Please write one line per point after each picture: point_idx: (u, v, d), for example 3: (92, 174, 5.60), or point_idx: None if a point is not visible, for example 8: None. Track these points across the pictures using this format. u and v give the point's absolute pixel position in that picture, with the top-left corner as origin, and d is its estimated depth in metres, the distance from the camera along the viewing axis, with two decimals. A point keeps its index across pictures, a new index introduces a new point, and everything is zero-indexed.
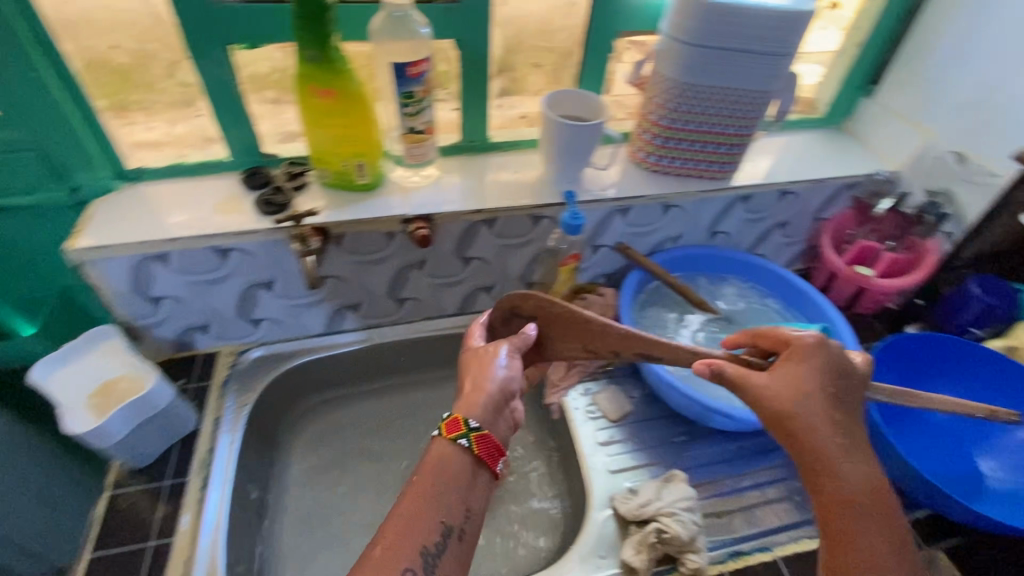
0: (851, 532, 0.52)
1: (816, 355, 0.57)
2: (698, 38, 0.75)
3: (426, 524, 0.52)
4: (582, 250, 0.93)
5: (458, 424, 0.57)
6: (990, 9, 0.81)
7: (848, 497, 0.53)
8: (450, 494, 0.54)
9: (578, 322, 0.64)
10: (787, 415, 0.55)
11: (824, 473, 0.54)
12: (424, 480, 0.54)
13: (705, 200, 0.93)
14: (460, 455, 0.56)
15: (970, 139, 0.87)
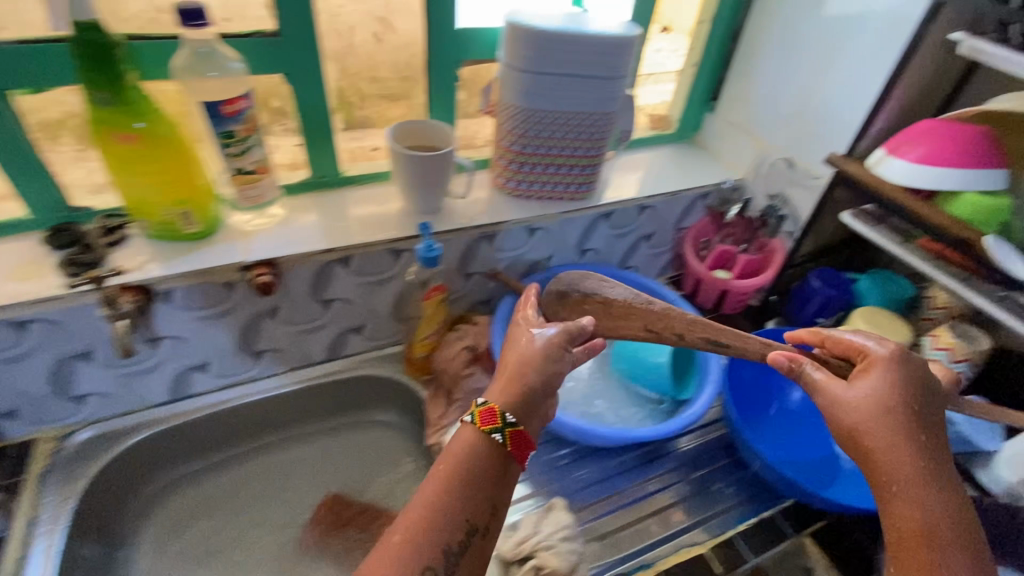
0: (925, 553, 0.48)
1: (899, 366, 0.57)
2: (532, 66, 0.76)
3: (444, 516, 0.49)
4: (452, 280, 0.90)
5: (491, 414, 0.54)
6: (792, 32, 0.91)
7: (924, 515, 0.50)
8: (478, 481, 0.52)
9: (637, 305, 0.69)
10: (858, 430, 0.54)
11: (897, 492, 0.51)
12: (448, 467, 0.52)
13: (569, 221, 0.94)
14: (484, 443, 0.53)
15: (796, 147, 0.95)
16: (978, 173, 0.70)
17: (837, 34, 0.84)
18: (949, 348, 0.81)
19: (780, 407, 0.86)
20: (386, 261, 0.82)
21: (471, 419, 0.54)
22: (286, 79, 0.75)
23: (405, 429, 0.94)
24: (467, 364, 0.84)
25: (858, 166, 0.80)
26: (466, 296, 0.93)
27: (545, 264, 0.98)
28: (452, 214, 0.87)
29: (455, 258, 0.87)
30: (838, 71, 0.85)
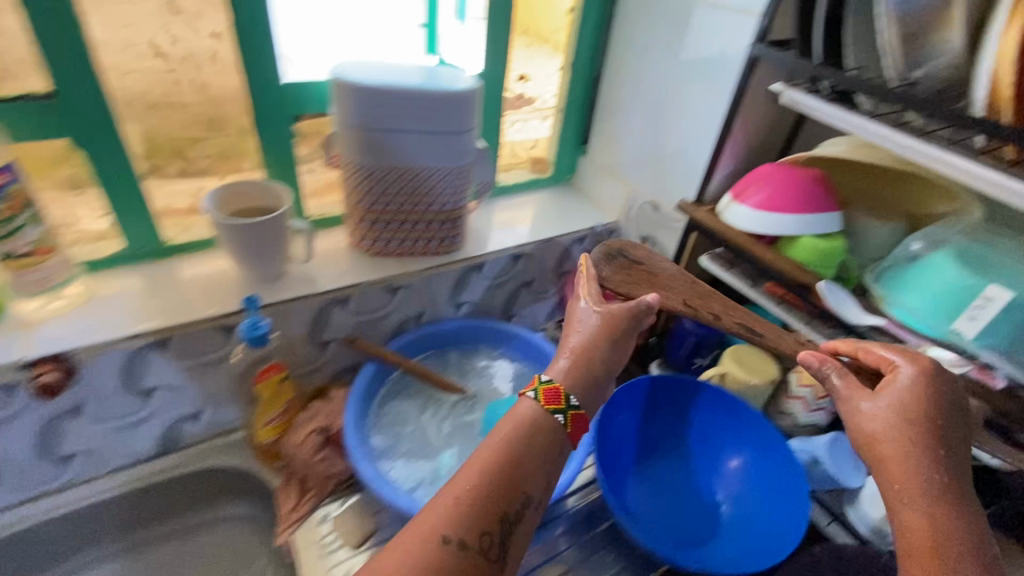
0: (937, 564, 0.48)
1: (930, 381, 0.55)
2: (363, 121, 0.70)
3: (477, 503, 0.46)
4: (304, 352, 0.81)
5: (557, 394, 0.53)
6: (643, 79, 0.93)
7: (935, 528, 0.50)
8: (522, 468, 0.49)
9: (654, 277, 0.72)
10: (876, 439, 0.54)
11: (925, 494, 0.51)
12: (507, 444, 0.49)
13: (435, 276, 0.88)
14: (536, 419, 0.51)
15: (660, 190, 0.96)
16: (807, 218, 0.71)
17: (682, 81, 0.86)
18: (811, 385, 0.83)
19: (656, 461, 0.84)
20: (217, 338, 0.73)
21: (535, 395, 0.53)
22: (76, 144, 0.66)
23: (263, 521, 0.84)
24: (319, 449, 0.75)
25: (707, 214, 0.80)
26: (326, 366, 0.84)
27: (416, 322, 0.90)
28: (297, 279, 0.79)
29: (302, 328, 0.79)
30: (684, 117, 0.87)
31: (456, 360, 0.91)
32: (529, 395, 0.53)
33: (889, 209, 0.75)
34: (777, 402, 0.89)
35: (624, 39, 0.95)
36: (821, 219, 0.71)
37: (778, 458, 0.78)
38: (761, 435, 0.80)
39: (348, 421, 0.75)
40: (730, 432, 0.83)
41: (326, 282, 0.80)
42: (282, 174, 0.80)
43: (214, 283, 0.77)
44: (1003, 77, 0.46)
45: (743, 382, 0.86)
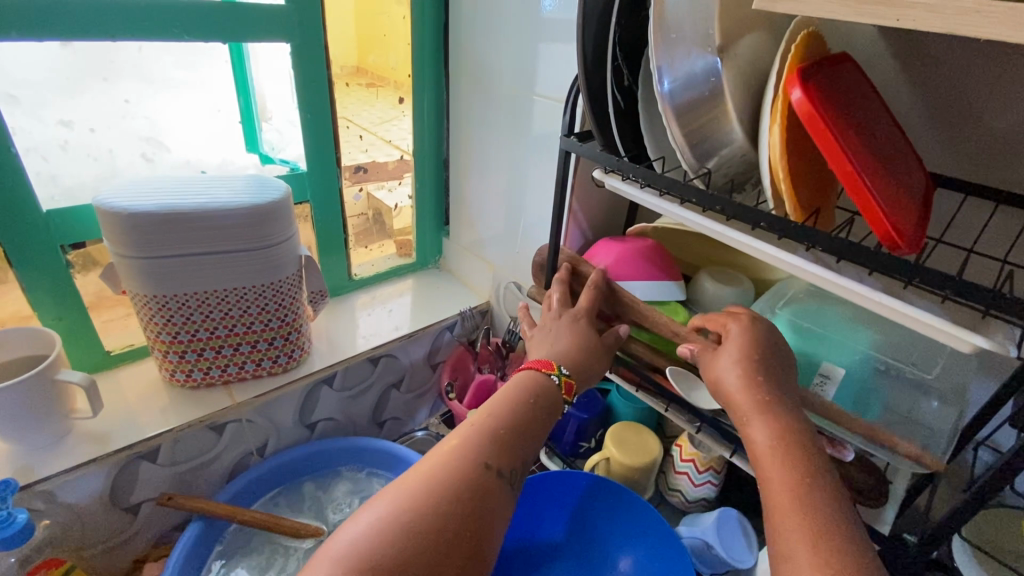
0: (784, 466, 0.43)
1: (753, 328, 0.54)
2: (146, 249, 0.61)
3: (508, 436, 0.48)
4: (105, 523, 0.66)
5: (570, 389, 0.56)
6: (485, 161, 0.91)
7: (777, 435, 0.46)
8: (539, 422, 0.51)
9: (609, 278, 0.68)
10: (720, 378, 0.51)
11: (760, 408, 0.47)
12: (529, 399, 0.52)
13: (275, 401, 0.76)
14: (552, 401, 0.54)
15: (519, 270, 0.93)
16: (635, 286, 0.71)
17: (520, 161, 0.85)
18: (693, 458, 0.80)
19: (545, 569, 0.76)
20: None
21: (557, 381, 0.55)
22: None
23: None
24: None
25: None
26: (140, 532, 0.70)
27: (259, 455, 0.79)
28: (86, 436, 0.65)
29: (96, 496, 0.64)
30: (529, 197, 0.85)
31: (313, 493, 0.79)
32: (553, 379, 0.55)
33: (731, 272, 0.76)
34: (667, 479, 0.85)
35: (461, 122, 0.93)
36: (655, 284, 0.71)
37: (666, 539, 0.73)
38: (644, 516, 0.75)
39: None
40: (616, 513, 0.77)
41: (123, 435, 0.66)
42: (58, 310, 0.68)
43: None
44: (777, 172, 0.46)
45: (625, 465, 0.81)
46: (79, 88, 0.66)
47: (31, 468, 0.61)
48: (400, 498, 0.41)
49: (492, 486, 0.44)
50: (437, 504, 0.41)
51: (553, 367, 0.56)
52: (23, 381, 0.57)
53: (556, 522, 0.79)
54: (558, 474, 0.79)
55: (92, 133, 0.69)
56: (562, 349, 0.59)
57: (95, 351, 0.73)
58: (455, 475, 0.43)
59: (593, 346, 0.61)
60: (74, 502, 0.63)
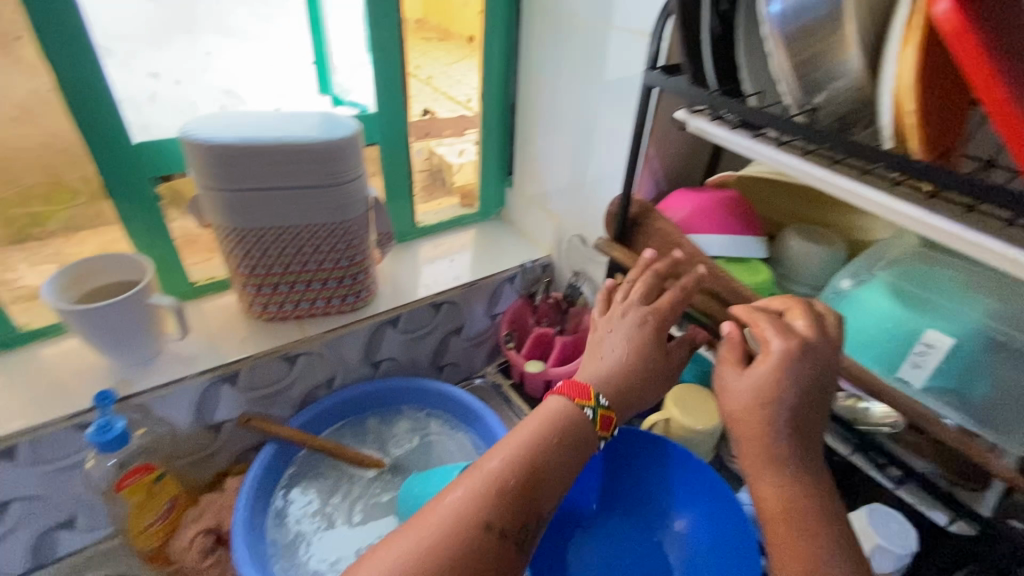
0: (793, 535, 0.43)
1: (797, 358, 0.45)
2: (227, 182, 0.63)
3: (519, 490, 0.44)
4: (191, 438, 0.72)
5: (608, 422, 0.52)
6: (555, 105, 0.87)
7: (788, 496, 0.44)
8: (557, 467, 0.47)
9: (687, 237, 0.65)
10: (734, 416, 0.46)
11: (769, 466, 0.44)
12: (550, 443, 0.48)
13: (342, 338, 0.79)
14: (589, 437, 0.51)
15: (585, 221, 0.90)
16: (710, 240, 0.67)
17: (593, 105, 0.79)
18: None
19: (598, 521, 0.76)
20: (77, 438, 0.64)
21: (592, 414, 0.51)
22: None
23: None
24: (207, 553, 0.66)
25: (623, 253, 0.70)
26: (222, 450, 0.75)
27: (327, 389, 0.82)
28: (175, 358, 0.70)
29: (183, 413, 0.70)
30: (601, 145, 0.81)
31: (376, 427, 0.83)
32: (587, 413, 0.51)
33: (825, 232, 0.70)
34: (729, 445, 0.82)
35: (532, 63, 0.88)
36: (734, 241, 0.67)
37: (724, 503, 0.70)
38: (705, 482, 0.72)
39: (240, 507, 0.67)
40: (674, 475, 0.75)
41: (208, 360, 0.71)
42: (149, 240, 0.73)
43: (76, 372, 0.68)
44: (903, 102, 0.41)
45: (686, 427, 0.78)
46: (166, 39, 0.67)
47: (129, 383, 0.67)
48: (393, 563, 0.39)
49: (494, 550, 0.41)
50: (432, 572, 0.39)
51: (590, 397, 0.52)
52: (121, 301, 0.62)
53: (609, 479, 0.78)
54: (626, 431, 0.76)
55: (177, 84, 0.70)
56: (625, 372, 0.56)
57: (182, 283, 0.78)
58: (455, 541, 0.40)
59: (648, 363, 0.57)
60: (165, 418, 0.69)
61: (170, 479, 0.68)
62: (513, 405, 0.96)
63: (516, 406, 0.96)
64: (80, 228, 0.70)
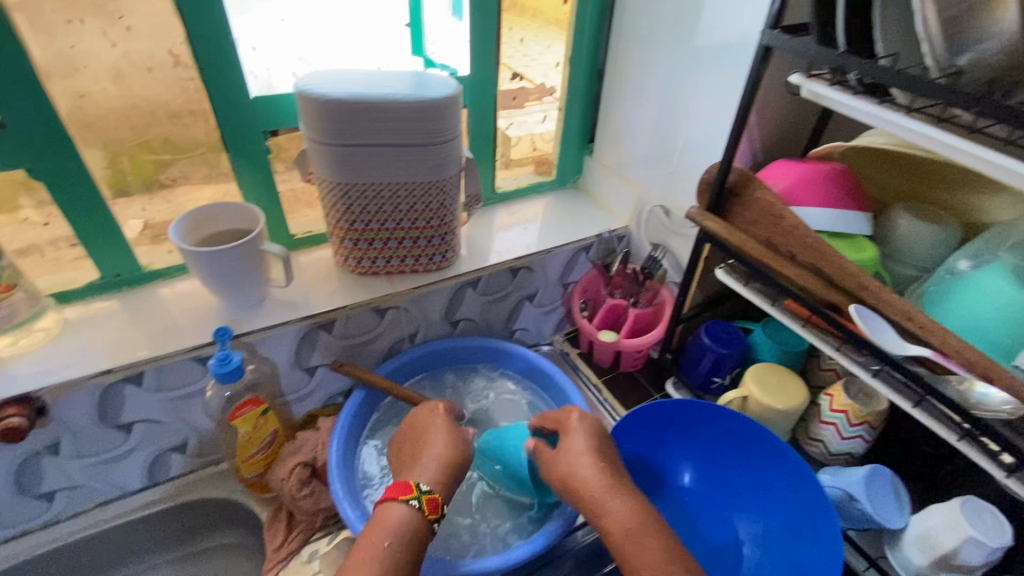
0: (644, 540, 0.54)
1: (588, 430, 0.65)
2: (337, 136, 0.66)
3: (407, 559, 0.53)
4: (289, 377, 0.77)
5: (434, 504, 0.57)
6: (647, 70, 0.84)
7: (635, 514, 0.56)
8: (409, 560, 0.53)
9: (775, 216, 0.65)
10: (573, 475, 0.60)
11: (595, 504, 0.58)
12: (389, 547, 0.53)
13: (427, 296, 0.82)
14: (419, 528, 0.55)
15: (669, 193, 0.88)
16: (812, 213, 0.64)
17: (691, 72, 0.77)
18: (845, 410, 0.74)
19: (669, 492, 0.78)
20: (195, 369, 0.69)
21: (413, 504, 0.56)
22: (30, 174, 0.64)
23: (256, 549, 0.81)
24: (304, 484, 0.72)
25: (717, 223, 0.69)
26: (315, 392, 0.81)
27: (410, 343, 0.87)
28: (278, 304, 0.75)
29: (285, 355, 0.75)
30: (696, 114, 0.79)
31: (453, 382, 0.90)
32: (412, 505, 0.56)
33: (939, 211, 0.66)
34: (808, 427, 0.81)
35: (626, 27, 0.86)
36: (839, 216, 0.64)
37: (805, 490, 0.68)
38: (787, 468, 0.70)
39: (333, 450, 0.72)
40: (753, 458, 0.74)
41: (308, 307, 0.75)
42: (258, 191, 0.77)
43: (192, 310, 0.74)
44: None
45: (765, 406, 0.77)
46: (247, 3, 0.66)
47: (240, 323, 0.72)
48: None
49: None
50: None
51: (411, 489, 0.57)
52: (238, 247, 0.66)
53: (682, 449, 0.79)
54: (722, 410, 0.74)
55: (253, 52, 0.69)
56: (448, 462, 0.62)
57: (283, 235, 0.83)
58: None
59: (459, 452, 0.64)
60: (269, 357, 0.74)
61: (273, 415, 0.73)
62: (580, 373, 0.98)
63: (584, 373, 0.98)
64: (198, 179, 0.75)
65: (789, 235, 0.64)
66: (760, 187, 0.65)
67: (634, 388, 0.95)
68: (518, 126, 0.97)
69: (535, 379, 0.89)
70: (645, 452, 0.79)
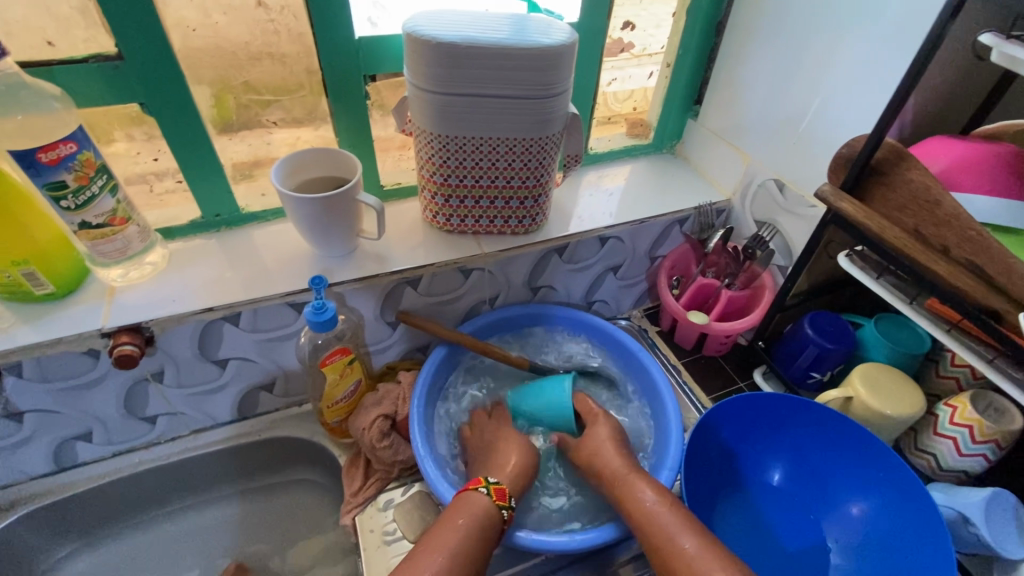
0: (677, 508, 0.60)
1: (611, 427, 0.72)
2: (444, 83, 0.62)
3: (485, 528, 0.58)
4: (372, 329, 0.78)
5: (503, 493, 0.62)
6: (781, 23, 0.75)
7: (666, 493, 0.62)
8: (481, 543, 0.57)
9: (926, 203, 0.57)
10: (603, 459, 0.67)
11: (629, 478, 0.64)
12: (464, 525, 0.58)
13: (513, 258, 0.79)
14: (489, 515, 0.59)
15: (786, 166, 0.80)
16: (971, 201, 0.55)
17: (842, 26, 0.67)
18: (970, 425, 0.66)
19: (752, 488, 0.74)
20: (288, 313, 0.70)
21: (485, 493, 0.61)
22: (143, 108, 0.64)
23: (331, 488, 0.84)
24: (384, 435, 0.73)
25: (853, 205, 0.61)
26: (395, 345, 0.82)
27: (490, 305, 0.85)
28: (367, 256, 0.75)
29: (371, 306, 0.75)
30: (840, 78, 0.69)
31: (529, 348, 0.88)
32: (482, 492, 0.61)
33: None
34: (916, 438, 0.73)
35: None
36: (1014, 207, 0.54)
37: (910, 502, 0.64)
38: (891, 475, 0.66)
39: (416, 402, 0.73)
40: (851, 461, 0.70)
41: (396, 261, 0.74)
42: (354, 138, 0.75)
43: (286, 254, 0.74)
44: None
45: (873, 409, 0.71)
46: None
47: (331, 272, 0.72)
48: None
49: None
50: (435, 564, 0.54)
51: (482, 480, 0.62)
52: (337, 195, 0.65)
53: (767, 445, 0.76)
54: (828, 410, 0.70)
55: None
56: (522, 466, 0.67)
57: (374, 185, 0.81)
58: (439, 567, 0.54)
59: (531, 463, 0.68)
60: (356, 308, 0.74)
61: (358, 364, 0.73)
62: (659, 352, 0.94)
63: (663, 352, 0.93)
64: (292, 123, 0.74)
65: (949, 226, 0.55)
66: (914, 167, 0.57)
67: (718, 373, 0.90)
68: (620, 82, 0.89)
69: (618, 355, 0.86)
70: (732, 443, 0.75)
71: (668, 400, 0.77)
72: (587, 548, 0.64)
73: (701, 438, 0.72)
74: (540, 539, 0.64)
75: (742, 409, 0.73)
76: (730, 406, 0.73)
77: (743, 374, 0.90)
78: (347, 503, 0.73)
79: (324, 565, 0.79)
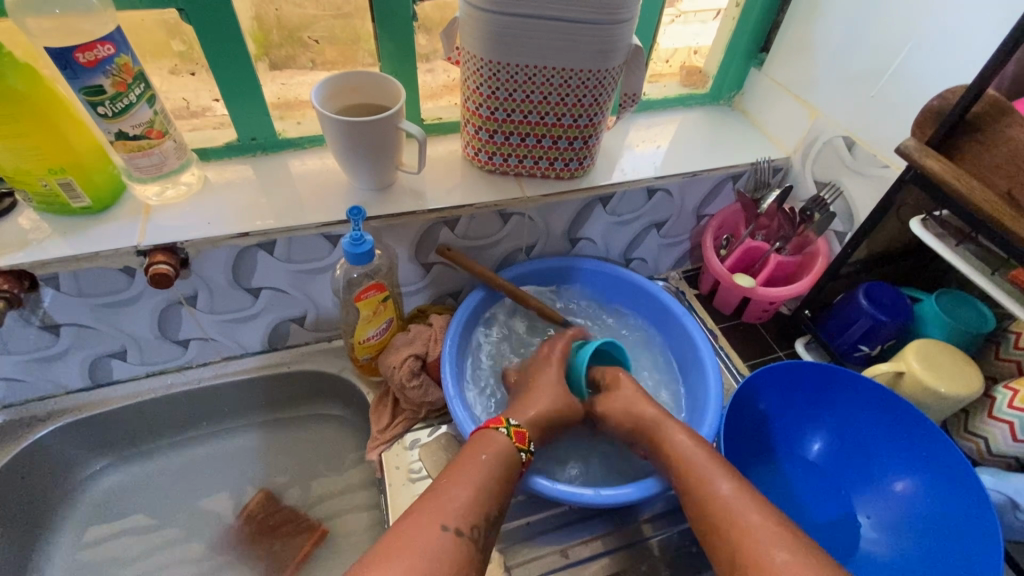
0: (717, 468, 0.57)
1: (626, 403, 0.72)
2: (500, 2, 0.57)
3: (506, 475, 0.58)
4: (406, 268, 0.76)
5: (523, 437, 0.61)
6: None
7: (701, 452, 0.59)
8: (502, 479, 0.57)
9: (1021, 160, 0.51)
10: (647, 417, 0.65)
11: (668, 440, 0.62)
12: (486, 461, 0.57)
13: (556, 204, 0.76)
14: (508, 454, 0.59)
15: (859, 122, 0.74)
16: None
17: None
18: None
19: (785, 459, 0.72)
20: (323, 245, 0.69)
21: (505, 434, 0.60)
22: (181, 16, 0.61)
23: (357, 426, 0.84)
24: (414, 375, 0.72)
25: (940, 162, 0.56)
26: (428, 288, 0.80)
27: (526, 254, 0.82)
28: (406, 191, 0.72)
29: (406, 245, 0.73)
30: (936, 21, 0.62)
31: (558, 299, 0.85)
32: (500, 432, 0.60)
33: None
34: (966, 420, 0.70)
35: None
36: None
37: (956, 484, 0.61)
38: (938, 456, 0.63)
39: (449, 344, 0.72)
40: (896, 439, 0.67)
41: (435, 198, 0.71)
42: (397, 65, 0.71)
43: (322, 184, 0.71)
44: None
45: (927, 387, 0.67)
46: None
47: (368, 205, 0.69)
48: (422, 514, 0.51)
49: (458, 554, 0.49)
50: (454, 499, 0.53)
51: (502, 421, 0.62)
52: (380, 121, 0.61)
53: (805, 418, 0.73)
54: (875, 386, 0.67)
55: None
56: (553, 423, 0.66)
57: (415, 117, 0.77)
58: (461, 501, 0.53)
59: (563, 419, 0.67)
60: (390, 245, 0.72)
61: (391, 303, 0.72)
62: (696, 315, 0.90)
63: (700, 315, 0.90)
64: (323, 64, 0.73)
65: None
66: (1016, 123, 0.51)
67: (757, 341, 0.87)
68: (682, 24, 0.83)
69: (656, 315, 0.83)
70: (773, 412, 0.73)
71: (709, 364, 0.74)
72: (615, 503, 0.62)
73: (738, 408, 0.69)
74: (565, 490, 0.63)
75: (783, 379, 0.71)
76: (772, 375, 0.71)
77: (783, 343, 0.86)
78: (373, 440, 0.73)
79: (346, 498, 0.79)
